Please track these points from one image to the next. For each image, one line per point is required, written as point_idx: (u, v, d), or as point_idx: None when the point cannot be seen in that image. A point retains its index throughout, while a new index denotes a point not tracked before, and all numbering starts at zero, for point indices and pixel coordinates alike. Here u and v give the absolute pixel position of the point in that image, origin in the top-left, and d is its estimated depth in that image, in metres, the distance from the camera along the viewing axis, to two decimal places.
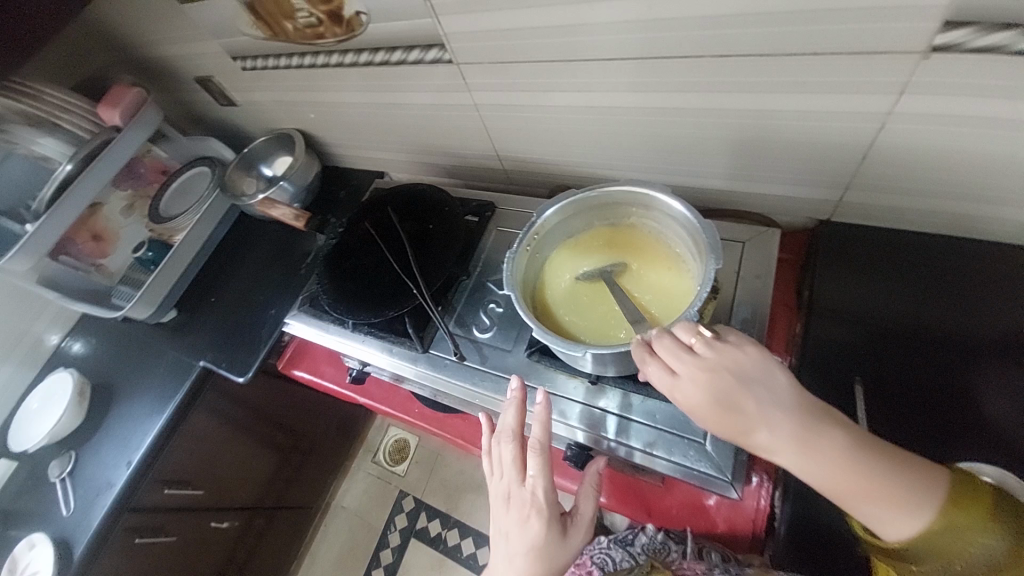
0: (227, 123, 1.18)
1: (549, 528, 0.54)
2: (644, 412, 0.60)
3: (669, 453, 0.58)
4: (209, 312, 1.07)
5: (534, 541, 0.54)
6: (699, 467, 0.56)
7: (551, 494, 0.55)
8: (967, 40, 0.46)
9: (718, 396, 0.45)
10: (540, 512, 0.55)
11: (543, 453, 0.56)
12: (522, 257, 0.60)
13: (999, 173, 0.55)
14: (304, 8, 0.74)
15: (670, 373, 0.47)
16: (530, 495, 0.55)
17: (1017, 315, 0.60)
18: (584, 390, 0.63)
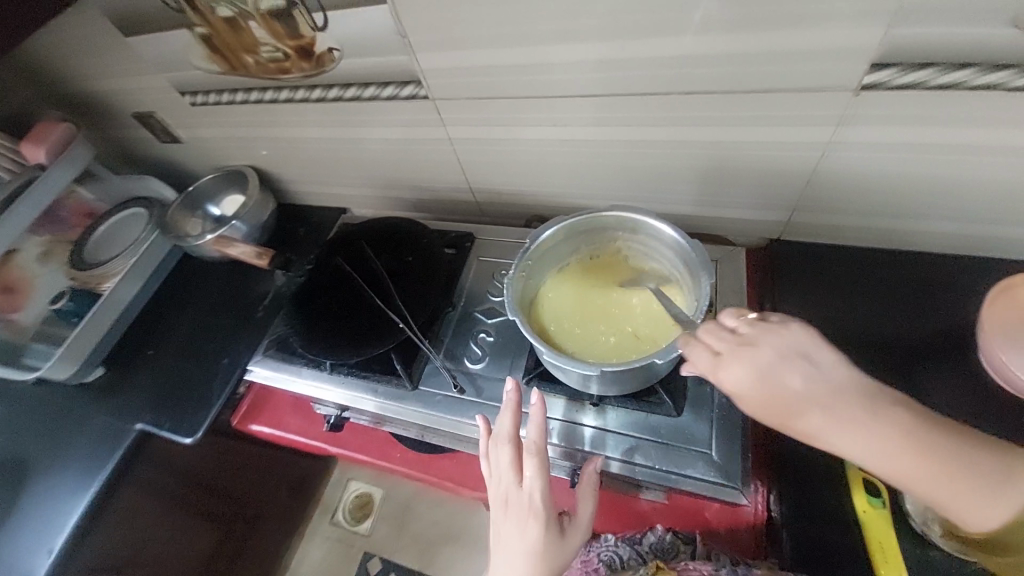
0: (168, 161, 1.10)
1: (548, 530, 0.53)
2: (647, 428, 0.62)
3: (676, 466, 0.59)
4: (146, 367, 0.95)
5: (533, 545, 0.53)
6: (708, 477, 0.58)
7: (549, 495, 0.54)
8: (890, 80, 0.54)
9: (762, 374, 0.45)
10: (539, 515, 0.53)
11: (540, 455, 0.55)
12: (517, 282, 0.60)
13: (920, 192, 0.64)
14: (269, 42, 0.72)
15: (714, 355, 0.48)
16: (527, 498, 0.54)
17: (946, 315, 0.68)
18: (585, 413, 0.64)
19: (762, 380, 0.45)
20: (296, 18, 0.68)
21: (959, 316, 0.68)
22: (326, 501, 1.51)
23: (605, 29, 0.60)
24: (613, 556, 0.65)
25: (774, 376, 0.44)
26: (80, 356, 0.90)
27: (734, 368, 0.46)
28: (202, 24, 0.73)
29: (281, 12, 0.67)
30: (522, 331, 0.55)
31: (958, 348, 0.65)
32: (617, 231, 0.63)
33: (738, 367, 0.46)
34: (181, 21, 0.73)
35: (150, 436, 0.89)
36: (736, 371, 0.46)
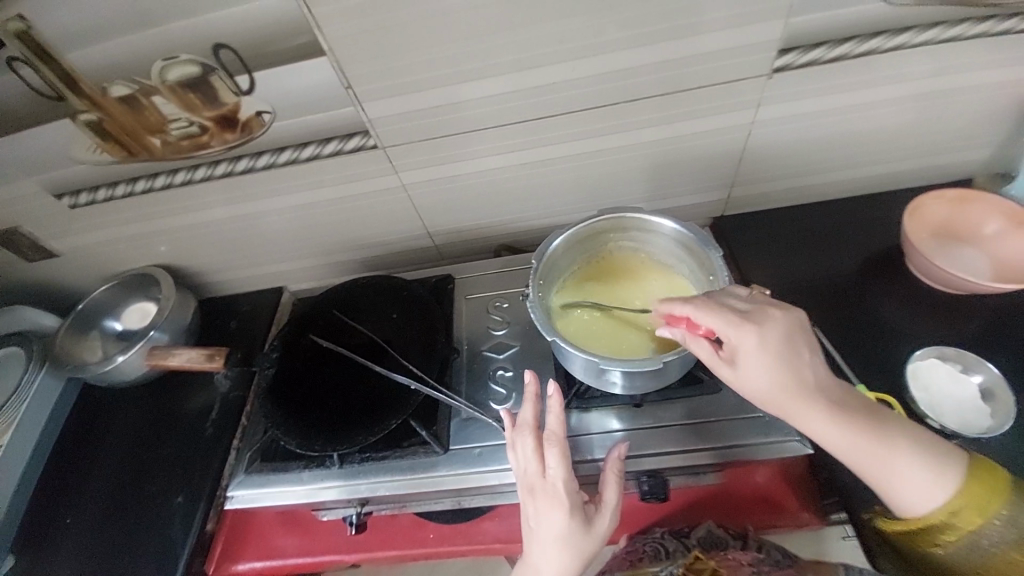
0: (38, 283, 0.90)
1: (575, 516, 0.50)
2: (694, 412, 0.63)
3: (734, 439, 0.61)
4: (68, 540, 0.74)
5: (560, 532, 0.50)
6: (772, 437, 0.60)
7: (573, 482, 0.51)
8: (796, 60, 0.65)
9: (772, 343, 0.49)
10: (565, 504, 0.50)
11: (562, 442, 0.52)
12: (539, 304, 0.58)
13: (826, 147, 0.77)
14: (180, 116, 0.63)
15: (731, 329, 0.49)
16: (553, 486, 0.50)
17: (873, 241, 0.80)
18: (632, 417, 0.64)
19: (774, 352, 0.49)
20: (215, 85, 0.60)
21: (887, 239, 0.80)
22: None
23: (555, 52, 0.63)
24: (660, 547, 0.67)
25: (785, 350, 0.49)
26: None
27: (754, 338, 0.49)
28: (89, 109, 0.62)
29: (195, 81, 0.60)
30: (564, 346, 0.54)
31: (897, 266, 0.78)
32: (611, 235, 0.65)
33: (751, 342, 0.49)
34: (59, 109, 0.62)
35: None
36: (747, 343, 0.49)
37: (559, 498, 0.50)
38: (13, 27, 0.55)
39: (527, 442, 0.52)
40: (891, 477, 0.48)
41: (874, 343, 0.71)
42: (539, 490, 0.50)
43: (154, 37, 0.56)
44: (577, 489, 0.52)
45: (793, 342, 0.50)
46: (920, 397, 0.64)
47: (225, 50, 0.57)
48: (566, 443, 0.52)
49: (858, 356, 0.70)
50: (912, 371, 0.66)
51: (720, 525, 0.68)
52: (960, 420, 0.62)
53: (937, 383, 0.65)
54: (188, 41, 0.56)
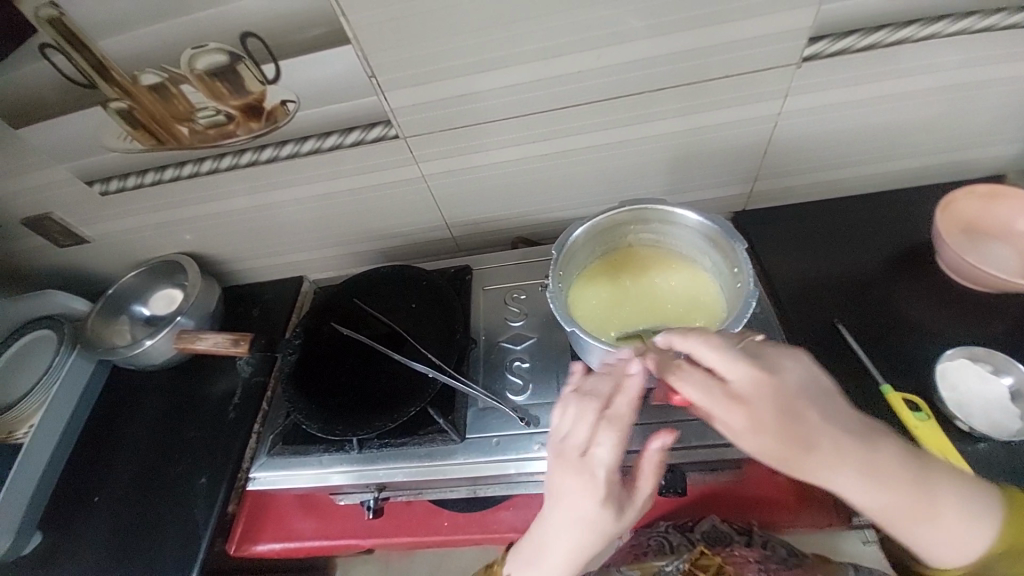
0: (69, 269, 0.92)
1: (604, 502, 0.48)
2: None
3: None
4: (95, 518, 0.77)
5: (584, 511, 0.49)
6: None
7: (615, 470, 0.48)
8: (826, 49, 0.63)
9: (767, 425, 0.43)
10: (597, 489, 0.48)
11: (618, 429, 0.47)
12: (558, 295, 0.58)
13: (855, 139, 0.74)
14: (208, 105, 0.65)
15: (717, 411, 0.44)
16: (591, 468, 0.48)
17: (902, 237, 0.78)
18: (649, 411, 0.64)
19: (774, 433, 0.43)
20: (242, 73, 0.61)
21: (917, 236, 0.78)
22: None
23: (580, 40, 0.62)
24: (664, 541, 0.72)
25: (783, 428, 0.43)
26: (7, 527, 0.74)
27: (746, 421, 0.43)
28: (121, 97, 0.63)
29: (222, 69, 0.60)
30: (584, 336, 0.53)
31: (928, 263, 0.76)
32: (630, 226, 0.64)
33: (743, 426, 0.44)
34: (92, 97, 0.63)
35: None
36: (740, 428, 0.44)
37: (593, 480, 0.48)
38: (45, 13, 0.56)
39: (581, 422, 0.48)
40: (912, 519, 0.45)
41: (904, 342, 0.69)
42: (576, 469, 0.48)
43: (183, 25, 0.57)
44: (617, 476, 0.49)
45: (792, 411, 0.43)
46: (950, 399, 0.62)
47: (252, 39, 0.58)
48: (622, 432, 0.47)
49: (882, 355, 0.68)
50: (941, 371, 0.64)
51: (724, 521, 0.70)
52: (989, 423, 0.61)
53: (968, 384, 0.63)
54: (217, 29, 0.57)
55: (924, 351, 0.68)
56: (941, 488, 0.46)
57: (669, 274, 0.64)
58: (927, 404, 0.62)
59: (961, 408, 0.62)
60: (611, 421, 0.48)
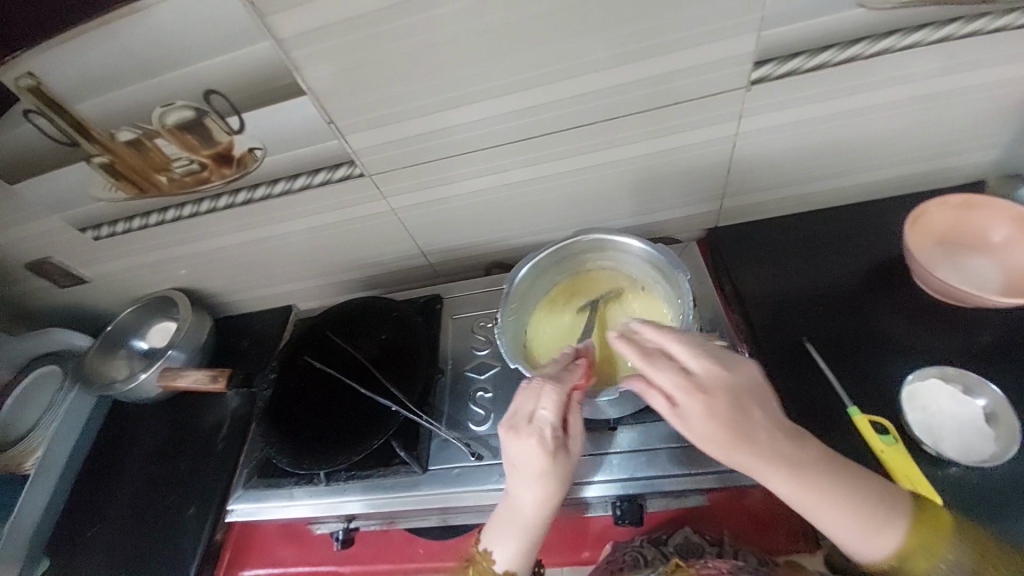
0: (71, 307, 0.98)
1: (554, 456, 0.52)
2: (669, 436, 0.63)
3: (710, 466, 0.60)
4: (94, 545, 0.81)
5: (539, 470, 0.52)
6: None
7: (560, 425, 0.52)
8: (773, 72, 0.63)
9: (714, 408, 0.50)
10: (548, 445, 0.51)
11: (559, 388, 0.52)
12: (507, 333, 0.62)
13: (817, 155, 0.74)
14: (181, 156, 0.69)
15: (675, 389, 0.52)
16: (539, 427, 0.52)
17: (875, 251, 0.77)
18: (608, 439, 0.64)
19: (717, 415, 0.50)
20: (210, 126, 0.65)
21: (889, 250, 0.77)
22: None
23: (528, 78, 0.64)
24: (637, 555, 0.66)
25: (728, 412, 0.50)
26: (14, 556, 0.78)
27: (698, 402, 0.51)
28: (101, 153, 0.67)
29: (190, 123, 0.64)
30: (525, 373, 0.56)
31: (902, 278, 0.74)
32: (587, 255, 0.66)
33: (694, 406, 0.51)
34: (76, 154, 0.68)
35: None
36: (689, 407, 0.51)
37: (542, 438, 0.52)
38: (25, 83, 0.60)
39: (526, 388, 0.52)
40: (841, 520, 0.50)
41: (876, 360, 0.68)
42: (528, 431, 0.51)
43: (151, 87, 0.61)
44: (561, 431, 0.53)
45: (740, 405, 0.51)
46: (918, 420, 0.61)
47: (215, 96, 0.61)
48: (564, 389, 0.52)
49: (850, 374, 0.68)
50: (913, 389, 0.63)
51: (697, 533, 0.68)
52: (960, 449, 0.59)
53: (940, 404, 0.61)
54: (183, 89, 0.61)
55: (895, 370, 0.67)
56: (875, 493, 0.50)
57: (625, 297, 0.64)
58: (894, 427, 0.62)
59: (931, 431, 0.60)
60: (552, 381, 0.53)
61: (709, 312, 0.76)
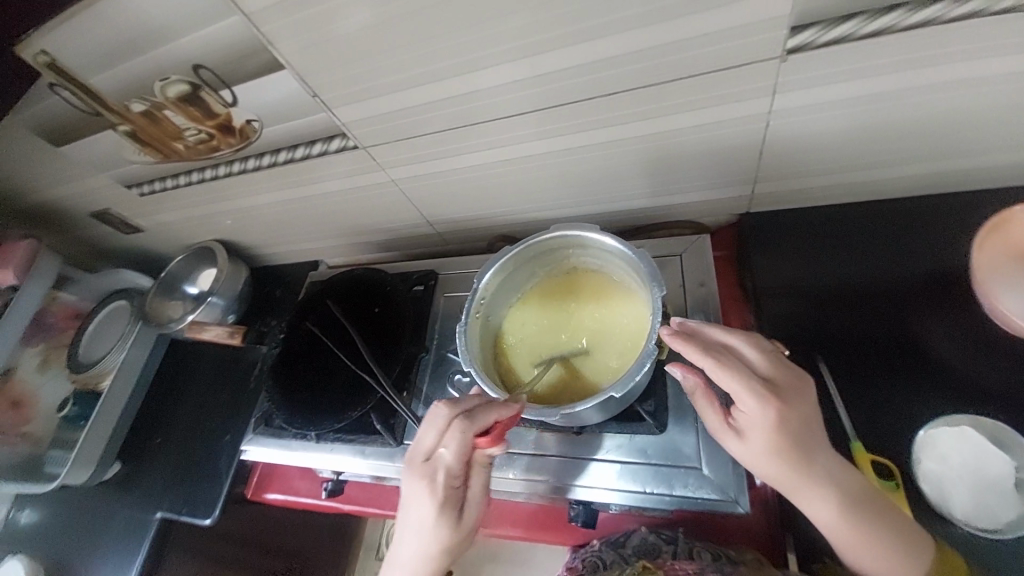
0: (140, 247, 1.12)
1: (439, 505, 0.52)
2: (635, 449, 0.62)
3: (670, 487, 0.59)
4: (159, 454, 0.99)
5: (422, 514, 0.52)
6: (702, 494, 0.57)
7: (453, 472, 0.52)
8: (815, 39, 0.49)
9: (788, 424, 0.48)
10: (435, 490, 0.51)
11: (467, 428, 0.51)
12: (473, 325, 0.64)
13: (879, 141, 0.60)
14: (190, 126, 0.71)
15: (753, 399, 0.49)
16: (433, 467, 0.52)
17: (931, 257, 0.66)
18: (572, 445, 0.65)
19: (787, 433, 0.48)
20: (205, 99, 0.66)
21: (945, 259, 0.66)
22: (367, 540, 1.55)
23: (504, 52, 0.54)
24: (597, 560, 0.69)
25: (797, 430, 0.49)
26: (93, 460, 0.95)
27: (774, 416, 0.48)
28: (123, 122, 0.72)
29: (189, 96, 0.66)
30: (478, 378, 0.58)
31: (949, 294, 0.64)
32: (568, 248, 0.67)
33: (770, 419, 0.48)
34: (103, 123, 0.73)
35: (170, 521, 0.93)
36: (765, 419, 0.48)
37: (431, 479, 0.52)
38: (41, 60, 0.64)
39: (431, 422, 0.52)
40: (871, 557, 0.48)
41: (901, 386, 0.62)
42: (419, 469, 0.51)
43: (147, 61, 0.63)
44: (454, 480, 0.52)
45: (804, 423, 0.49)
46: (928, 471, 0.56)
47: (204, 70, 0.62)
48: (470, 432, 0.51)
49: (862, 401, 0.62)
50: (929, 438, 0.57)
51: (654, 533, 0.69)
52: (970, 511, 0.53)
53: (961, 457, 0.55)
54: (175, 63, 0.62)
55: (923, 406, 0.60)
56: (910, 534, 0.49)
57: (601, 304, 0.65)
58: (899, 472, 0.57)
59: (939, 485, 0.55)
60: (460, 422, 0.51)
61: (708, 314, 0.69)
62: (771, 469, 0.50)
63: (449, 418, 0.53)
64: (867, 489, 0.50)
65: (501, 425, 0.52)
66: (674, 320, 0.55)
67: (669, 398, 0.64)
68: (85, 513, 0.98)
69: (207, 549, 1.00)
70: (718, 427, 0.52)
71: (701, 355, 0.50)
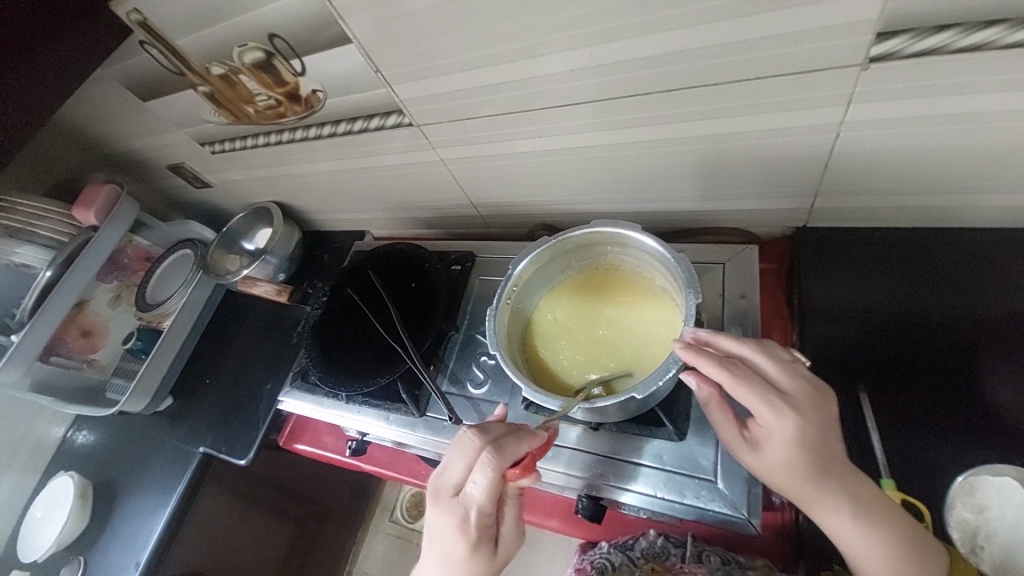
0: (208, 201, 1.20)
1: (472, 537, 0.50)
2: (650, 454, 0.62)
3: (681, 495, 0.58)
4: (206, 395, 1.08)
5: (452, 548, 0.50)
6: (714, 507, 0.56)
7: (485, 506, 0.50)
8: (903, 48, 0.45)
9: (807, 439, 0.47)
10: (464, 524, 0.50)
11: (498, 461, 0.49)
12: (504, 312, 0.65)
13: (963, 164, 0.55)
14: (261, 92, 0.76)
15: (769, 412, 0.47)
16: (464, 502, 0.50)
17: (1005, 295, 0.61)
18: (587, 438, 0.65)
19: (805, 447, 0.47)
20: (277, 67, 0.69)
21: (1018, 298, 0.61)
22: (384, 501, 1.63)
23: (567, 38, 0.54)
24: (606, 562, 0.70)
25: (816, 444, 0.47)
26: (148, 392, 1.06)
27: (792, 429, 0.47)
28: (202, 83, 0.77)
29: (263, 64, 0.70)
30: (501, 364, 0.59)
31: (1012, 334, 0.60)
32: (607, 245, 0.66)
33: (788, 431, 0.47)
34: (185, 83, 0.79)
35: (211, 458, 1.01)
36: (784, 433, 0.47)
37: (461, 514, 0.50)
38: (134, 19, 0.69)
39: (457, 457, 0.50)
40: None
41: (952, 428, 0.58)
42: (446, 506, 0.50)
43: (228, 28, 0.66)
44: (487, 513, 0.50)
45: (824, 438, 0.48)
46: (960, 519, 0.54)
47: (278, 39, 0.65)
48: (496, 470, 0.49)
49: (902, 438, 0.59)
50: (969, 485, 0.54)
51: (664, 538, 0.70)
52: (997, 563, 0.52)
53: (1001, 508, 0.53)
54: (252, 30, 0.65)
55: (969, 451, 0.57)
56: (935, 559, 0.47)
57: (629, 300, 0.65)
58: (928, 515, 0.54)
59: (970, 535, 0.54)
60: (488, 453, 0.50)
61: (744, 327, 0.67)
62: (787, 483, 0.48)
63: (477, 450, 0.51)
64: (892, 515, 0.48)
65: (530, 458, 0.51)
66: (686, 332, 0.54)
67: (691, 408, 0.63)
68: (139, 439, 1.09)
69: (240, 487, 1.09)
70: (733, 439, 0.51)
71: (715, 368, 0.49)
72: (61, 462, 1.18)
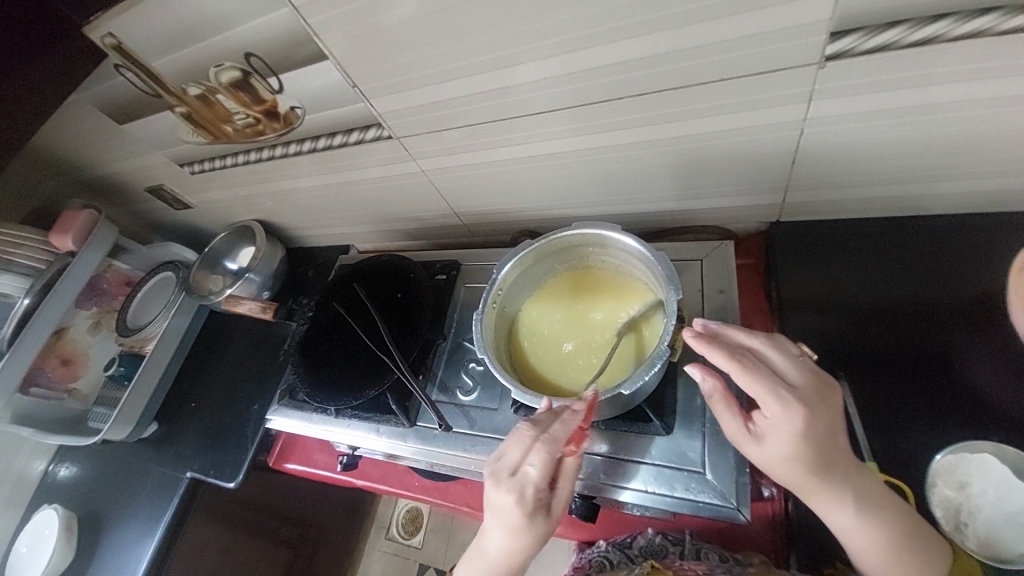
0: (189, 222, 1.19)
1: (531, 516, 0.50)
2: (640, 450, 0.62)
3: (672, 488, 0.59)
4: (193, 419, 1.06)
5: (511, 527, 0.50)
6: (704, 498, 0.57)
7: (543, 486, 0.51)
8: (858, 45, 0.47)
9: (813, 432, 0.47)
10: (524, 504, 0.50)
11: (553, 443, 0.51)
12: (490, 316, 0.66)
13: (921, 154, 0.57)
14: (239, 111, 0.76)
15: (777, 404, 0.48)
16: (520, 483, 0.51)
17: (970, 279, 0.64)
18: None
19: (812, 439, 0.47)
20: (255, 86, 0.70)
21: (985, 281, 0.63)
22: (378, 518, 1.61)
23: (540, 47, 0.55)
24: (603, 560, 0.70)
25: (822, 436, 0.48)
26: (132, 418, 1.04)
27: (799, 422, 0.47)
28: (180, 104, 0.77)
29: (240, 82, 0.70)
30: (490, 368, 0.60)
31: (984, 315, 0.62)
32: (589, 246, 0.68)
33: (795, 425, 0.47)
34: (162, 104, 0.79)
35: (200, 482, 0.99)
36: (790, 425, 0.47)
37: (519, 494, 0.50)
38: (108, 42, 0.69)
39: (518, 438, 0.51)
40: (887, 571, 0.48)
41: (930, 409, 0.60)
42: (506, 486, 0.50)
43: (204, 48, 0.67)
44: (541, 492, 0.51)
45: (829, 432, 0.48)
46: (942, 497, 0.55)
47: (255, 58, 0.66)
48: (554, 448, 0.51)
49: (883, 421, 0.61)
50: (947, 463, 0.55)
51: (661, 535, 0.70)
52: (982, 541, 0.52)
53: (981, 485, 0.54)
54: (229, 51, 0.66)
55: (946, 431, 0.59)
56: (930, 548, 0.48)
57: (614, 298, 0.67)
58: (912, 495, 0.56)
59: (953, 512, 0.54)
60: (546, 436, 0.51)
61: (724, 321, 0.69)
62: (790, 472, 0.49)
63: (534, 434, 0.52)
64: (885, 502, 0.49)
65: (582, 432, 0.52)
66: (696, 322, 0.55)
67: (679, 402, 0.64)
68: (125, 467, 1.06)
69: (230, 512, 1.06)
70: (736, 432, 0.52)
71: (722, 358, 0.49)
72: (43, 497, 1.14)
